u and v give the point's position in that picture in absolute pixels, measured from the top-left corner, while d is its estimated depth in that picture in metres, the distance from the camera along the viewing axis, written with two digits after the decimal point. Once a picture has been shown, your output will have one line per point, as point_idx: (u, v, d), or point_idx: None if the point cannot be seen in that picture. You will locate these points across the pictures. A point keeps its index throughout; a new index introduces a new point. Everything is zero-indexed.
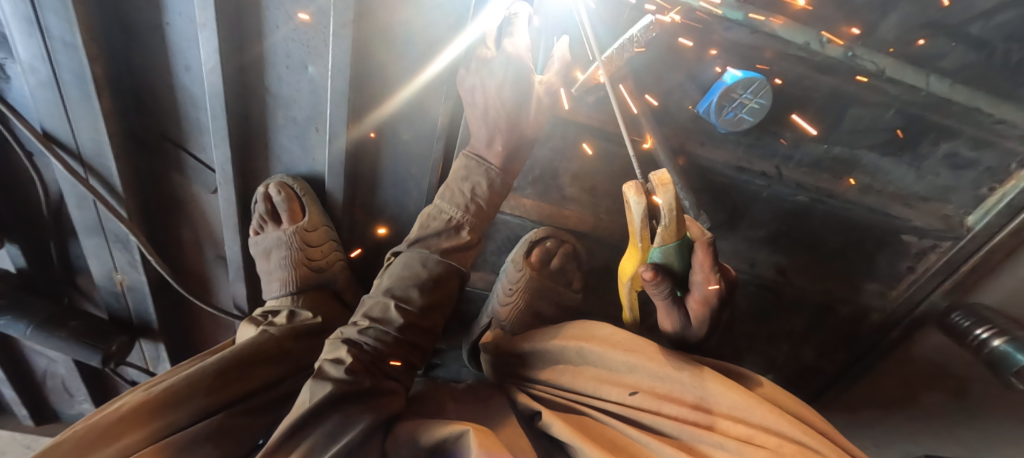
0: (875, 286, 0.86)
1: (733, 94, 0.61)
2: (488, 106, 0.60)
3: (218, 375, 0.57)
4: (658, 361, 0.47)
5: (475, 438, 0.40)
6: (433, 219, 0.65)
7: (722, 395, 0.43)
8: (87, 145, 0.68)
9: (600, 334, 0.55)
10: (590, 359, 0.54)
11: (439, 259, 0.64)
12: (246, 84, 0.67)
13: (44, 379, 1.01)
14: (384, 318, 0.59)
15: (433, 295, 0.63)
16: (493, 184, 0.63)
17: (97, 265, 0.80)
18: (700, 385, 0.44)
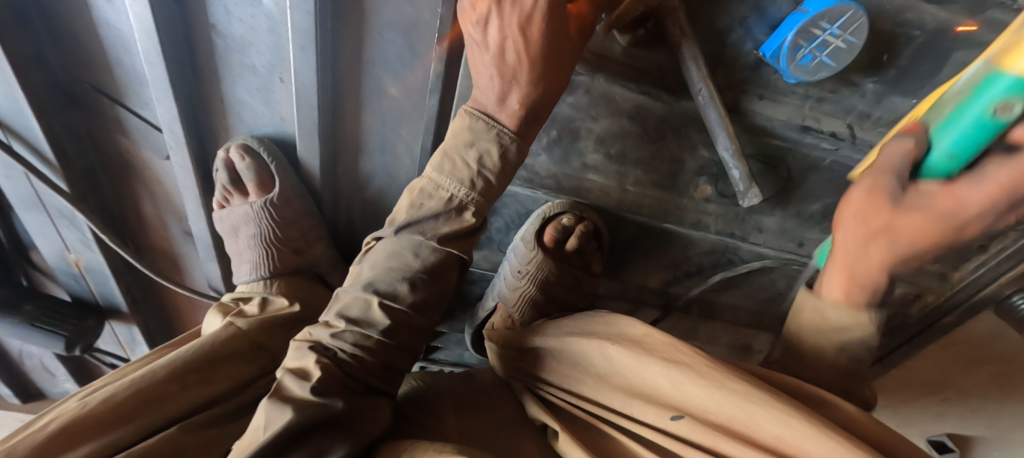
0: (938, 268, 0.76)
1: (814, 30, 0.46)
2: (505, 48, 0.45)
3: (171, 379, 0.47)
4: (712, 378, 0.33)
5: None
6: (429, 196, 0.52)
7: (817, 445, 0.27)
8: (0, 101, 0.55)
9: (630, 333, 0.41)
10: (616, 366, 0.40)
11: (437, 247, 0.51)
12: (190, 19, 0.53)
13: (20, 359, 0.95)
14: (365, 318, 0.48)
15: (427, 291, 0.51)
16: (506, 153, 0.50)
17: (45, 244, 0.69)
18: (780, 422, 0.29)
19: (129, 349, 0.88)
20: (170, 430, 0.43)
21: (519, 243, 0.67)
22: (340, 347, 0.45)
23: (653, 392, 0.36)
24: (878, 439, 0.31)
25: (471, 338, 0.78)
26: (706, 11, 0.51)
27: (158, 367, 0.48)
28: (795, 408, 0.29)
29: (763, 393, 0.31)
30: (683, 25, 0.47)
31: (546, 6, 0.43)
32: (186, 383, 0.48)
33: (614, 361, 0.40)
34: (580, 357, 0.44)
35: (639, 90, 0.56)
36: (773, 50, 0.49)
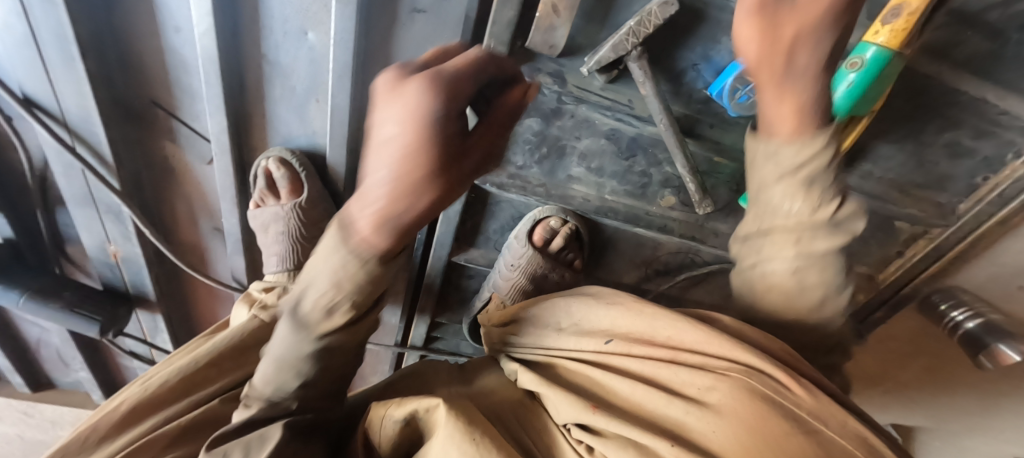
0: (865, 269, 0.91)
1: (747, 76, 0.60)
2: None
3: (208, 365, 0.60)
4: (634, 308, 0.57)
5: (443, 409, 0.45)
6: None
7: (686, 332, 0.50)
8: (73, 111, 0.64)
9: (590, 295, 0.64)
10: (574, 317, 0.63)
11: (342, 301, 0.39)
12: (243, 48, 0.64)
13: (37, 347, 1.00)
14: None
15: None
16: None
17: (87, 236, 0.77)
18: (667, 324, 0.52)
19: (148, 337, 0.95)
20: (212, 403, 0.56)
21: (512, 240, 0.79)
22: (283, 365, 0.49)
23: (598, 328, 0.59)
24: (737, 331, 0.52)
25: (468, 327, 0.89)
26: (665, 58, 0.64)
27: (199, 356, 0.61)
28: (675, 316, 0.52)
29: (663, 313, 0.54)
30: (646, 69, 0.60)
31: None
32: (222, 369, 0.61)
33: (575, 315, 0.63)
34: (553, 318, 0.66)
35: (614, 117, 0.68)
36: (718, 92, 0.63)
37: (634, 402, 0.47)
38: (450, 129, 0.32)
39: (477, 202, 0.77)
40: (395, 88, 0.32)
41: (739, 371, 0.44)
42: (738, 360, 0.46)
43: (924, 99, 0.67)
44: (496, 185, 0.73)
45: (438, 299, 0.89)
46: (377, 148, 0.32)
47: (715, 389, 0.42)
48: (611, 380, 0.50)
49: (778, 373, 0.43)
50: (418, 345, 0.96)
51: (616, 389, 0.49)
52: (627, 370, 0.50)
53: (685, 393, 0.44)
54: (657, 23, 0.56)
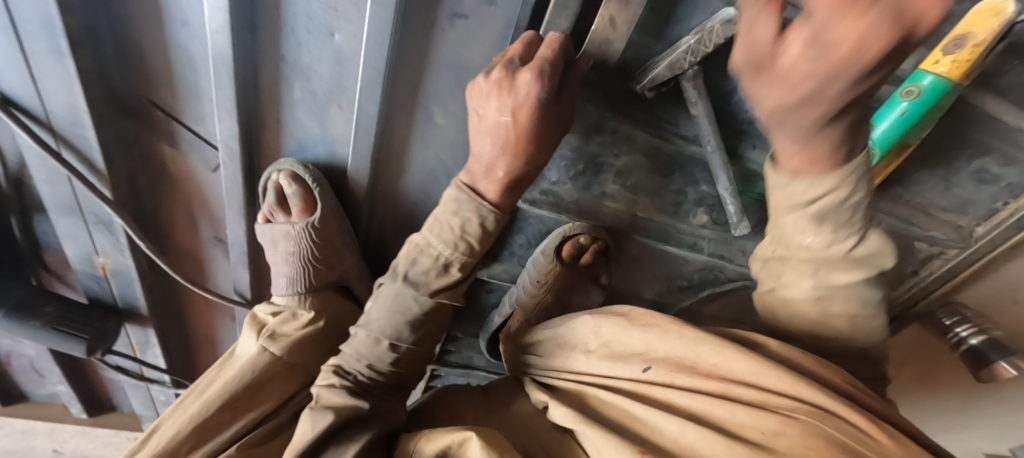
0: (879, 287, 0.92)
1: None
2: (497, 123, 0.52)
3: (222, 407, 0.60)
4: (674, 331, 0.53)
5: (478, 441, 0.43)
6: (422, 252, 0.62)
7: (736, 363, 0.47)
8: (60, 113, 0.56)
9: (619, 313, 0.61)
10: (604, 337, 0.60)
11: (429, 297, 0.63)
12: (258, 47, 0.57)
13: (9, 360, 0.91)
14: (375, 353, 0.62)
15: (426, 328, 0.65)
16: (485, 222, 0.60)
17: (72, 247, 0.70)
18: (715, 353, 0.49)
19: (137, 351, 0.88)
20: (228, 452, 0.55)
21: (539, 255, 0.76)
22: (358, 370, 0.61)
23: (632, 351, 0.56)
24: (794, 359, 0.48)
25: (487, 342, 0.87)
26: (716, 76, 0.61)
27: (209, 402, 0.60)
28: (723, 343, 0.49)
29: (706, 337, 0.50)
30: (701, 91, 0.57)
31: (538, 100, 0.50)
32: (236, 410, 0.60)
33: (604, 335, 0.61)
34: (581, 338, 0.64)
35: (658, 134, 0.65)
36: None
37: (685, 444, 0.44)
38: (540, 114, 0.51)
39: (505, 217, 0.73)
40: (496, 93, 0.51)
41: (806, 413, 0.41)
42: (799, 396, 0.43)
43: (963, 126, 0.67)
44: (529, 203, 0.71)
45: (455, 314, 0.86)
46: (486, 123, 0.53)
47: (782, 435, 0.40)
48: (655, 417, 0.48)
49: (845, 412, 0.42)
50: (432, 359, 0.92)
51: (663, 428, 0.47)
52: (673, 405, 0.48)
53: (746, 437, 0.42)
54: (717, 43, 0.51)
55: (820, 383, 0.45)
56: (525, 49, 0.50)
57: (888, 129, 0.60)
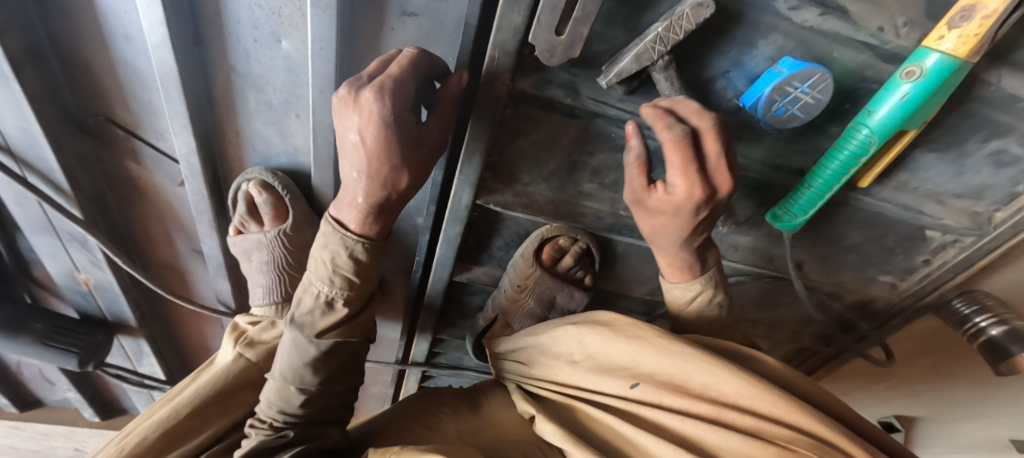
0: (886, 278, 0.86)
1: (787, 87, 0.54)
2: (347, 140, 0.47)
3: (193, 413, 0.56)
4: (663, 345, 0.51)
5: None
6: (305, 292, 0.58)
7: (729, 384, 0.45)
8: (14, 135, 0.56)
9: (602, 321, 0.58)
10: (589, 349, 0.57)
11: (318, 337, 0.56)
12: (206, 58, 0.55)
13: (19, 369, 0.93)
14: (284, 402, 0.56)
15: (329, 368, 0.59)
16: (354, 253, 0.55)
17: (54, 264, 0.71)
18: (708, 372, 0.46)
19: (134, 361, 0.90)
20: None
21: (517, 259, 0.73)
22: (273, 418, 0.56)
23: (620, 365, 0.53)
24: (780, 378, 0.48)
25: (472, 346, 0.85)
26: (693, 65, 0.56)
27: (179, 406, 0.57)
28: (715, 361, 0.47)
29: (697, 355, 0.48)
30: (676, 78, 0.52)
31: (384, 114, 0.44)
32: (206, 416, 0.57)
33: (590, 346, 0.58)
34: (565, 347, 0.61)
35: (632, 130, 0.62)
36: (751, 103, 0.56)
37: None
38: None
39: (481, 220, 0.71)
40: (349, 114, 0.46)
41: (803, 445, 0.39)
42: (792, 424, 0.42)
43: (975, 107, 0.60)
44: (501, 206, 0.67)
45: (439, 317, 0.84)
46: (343, 148, 0.48)
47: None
48: (644, 439, 0.45)
49: (840, 443, 0.40)
50: (420, 362, 0.92)
51: (653, 452, 0.44)
52: (662, 427, 0.45)
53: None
54: (688, 29, 0.47)
55: (810, 407, 0.43)
56: (376, 65, 0.46)
57: (889, 116, 0.54)
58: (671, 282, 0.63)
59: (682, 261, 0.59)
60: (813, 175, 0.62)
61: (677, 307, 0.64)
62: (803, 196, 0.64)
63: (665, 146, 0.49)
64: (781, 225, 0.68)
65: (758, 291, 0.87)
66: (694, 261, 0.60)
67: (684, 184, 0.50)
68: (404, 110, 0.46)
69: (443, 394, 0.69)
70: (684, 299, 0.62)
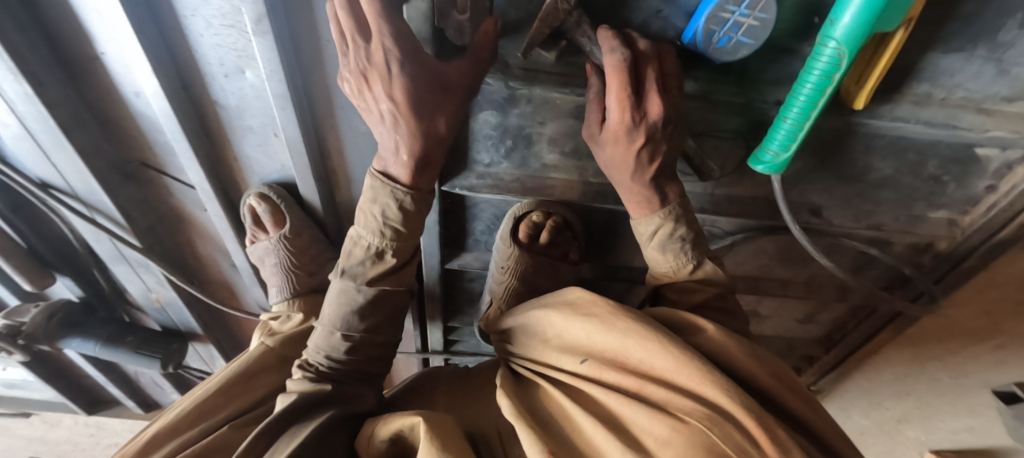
0: (942, 214, 0.72)
1: (724, 13, 0.48)
2: (384, 112, 0.51)
3: (224, 390, 0.63)
4: (611, 321, 0.48)
5: (425, 429, 0.45)
6: (356, 244, 0.64)
7: (660, 358, 0.43)
8: (80, 186, 0.72)
9: (568, 300, 0.56)
10: (556, 328, 0.55)
11: (369, 285, 0.64)
12: (195, 98, 0.65)
13: (137, 377, 1.17)
14: (332, 347, 0.64)
15: (373, 317, 0.65)
16: (403, 204, 0.59)
17: (133, 287, 0.88)
18: (643, 347, 0.45)
19: (211, 364, 1.08)
20: (223, 429, 0.57)
21: (498, 241, 0.74)
22: (320, 361, 0.64)
23: (577, 343, 0.51)
24: (722, 350, 0.45)
25: (478, 330, 0.88)
26: (618, 11, 0.53)
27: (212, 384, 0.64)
28: (653, 336, 0.45)
29: (637, 330, 0.46)
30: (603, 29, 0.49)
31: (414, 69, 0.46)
32: (234, 394, 0.64)
33: (555, 323, 0.56)
34: (537, 326, 0.59)
35: (574, 92, 0.59)
36: (690, 37, 0.51)
37: (593, 444, 0.41)
38: (413, 92, 0.49)
39: (454, 206, 0.73)
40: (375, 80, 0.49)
41: (700, 417, 0.38)
42: (705, 398, 0.40)
43: None
44: (467, 189, 0.69)
45: (444, 303, 0.89)
46: (374, 115, 0.52)
47: (671, 444, 0.37)
48: (573, 412, 0.44)
49: (742, 417, 0.39)
50: (439, 350, 0.98)
51: (581, 426, 0.43)
52: (595, 401, 0.44)
53: (643, 443, 0.39)
54: None
55: (732, 381, 0.41)
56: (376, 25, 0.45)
57: (854, 21, 0.44)
58: (635, 219, 0.59)
59: (640, 194, 0.57)
60: (788, 106, 0.54)
61: (644, 245, 0.59)
62: (783, 131, 0.55)
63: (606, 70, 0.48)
64: (765, 168, 0.60)
65: (775, 247, 0.79)
66: (653, 194, 0.56)
67: (617, 111, 0.50)
68: (415, 77, 0.49)
69: (441, 372, 0.72)
70: (648, 235, 0.58)
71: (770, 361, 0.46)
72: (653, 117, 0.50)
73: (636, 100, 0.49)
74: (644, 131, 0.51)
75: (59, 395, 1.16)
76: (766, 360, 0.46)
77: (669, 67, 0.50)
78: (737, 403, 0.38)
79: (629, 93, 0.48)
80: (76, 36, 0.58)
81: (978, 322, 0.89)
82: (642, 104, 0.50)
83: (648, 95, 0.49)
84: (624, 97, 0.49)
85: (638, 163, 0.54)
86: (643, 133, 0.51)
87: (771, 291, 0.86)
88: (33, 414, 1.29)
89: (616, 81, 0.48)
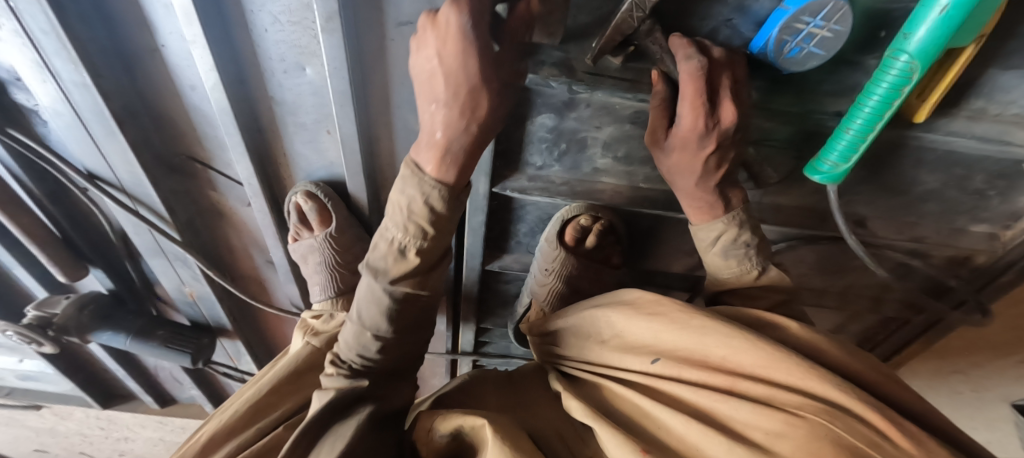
0: (982, 228, 0.73)
1: (797, 24, 0.48)
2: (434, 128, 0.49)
3: (272, 391, 0.62)
4: (682, 320, 0.50)
5: (492, 430, 0.46)
6: (381, 240, 0.57)
7: (745, 354, 0.44)
8: (125, 177, 0.71)
9: (628, 301, 0.57)
10: (616, 328, 0.57)
11: (391, 286, 0.56)
12: (250, 92, 0.65)
13: (157, 372, 1.16)
14: (363, 348, 0.59)
15: (403, 320, 0.59)
16: (431, 201, 0.52)
17: (166, 281, 0.87)
18: (724, 344, 0.45)
19: (236, 359, 1.08)
20: (279, 430, 0.56)
21: (543, 243, 0.75)
22: (352, 359, 0.60)
23: (644, 343, 0.52)
24: (805, 345, 0.46)
25: (514, 332, 0.88)
26: (687, 19, 0.54)
27: (262, 385, 0.63)
28: (734, 334, 0.45)
29: (715, 327, 0.47)
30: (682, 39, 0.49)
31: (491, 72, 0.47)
32: (283, 393, 0.63)
33: (616, 324, 0.57)
34: (594, 328, 0.60)
35: (635, 98, 0.59)
36: (761, 45, 0.52)
37: (692, 443, 0.41)
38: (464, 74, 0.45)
39: (501, 208, 0.74)
40: None
41: (814, 411, 0.38)
42: (807, 391, 0.40)
43: None
44: (517, 191, 0.69)
45: (480, 305, 0.89)
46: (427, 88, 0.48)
47: (787, 436, 0.37)
48: (661, 413, 0.45)
49: (853, 406, 0.39)
50: (469, 351, 0.98)
51: (671, 425, 0.44)
52: (680, 401, 0.45)
53: (750, 437, 0.39)
54: None
55: (830, 373, 0.42)
56: None
57: (930, 35, 0.45)
58: (694, 225, 0.60)
59: (702, 199, 0.57)
60: (851, 117, 0.54)
61: (703, 251, 0.60)
62: (844, 142, 0.56)
63: (680, 78, 0.49)
64: (821, 177, 0.60)
65: (814, 257, 0.79)
66: (716, 199, 0.57)
67: (690, 117, 0.50)
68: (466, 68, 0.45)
69: (488, 374, 0.70)
70: (709, 241, 0.58)
71: (862, 355, 0.46)
72: (727, 121, 0.50)
73: (710, 107, 0.50)
74: (716, 139, 0.51)
75: (77, 388, 1.14)
76: (858, 354, 0.46)
77: (739, 75, 0.51)
78: (846, 391, 0.39)
79: (702, 98, 0.48)
80: (138, 27, 0.57)
81: (1008, 337, 0.90)
82: (713, 110, 0.50)
83: (722, 102, 0.49)
84: (697, 101, 0.49)
85: (704, 168, 0.54)
86: (714, 141, 0.52)
87: (806, 300, 0.87)
88: (46, 407, 1.27)
89: (689, 87, 0.48)
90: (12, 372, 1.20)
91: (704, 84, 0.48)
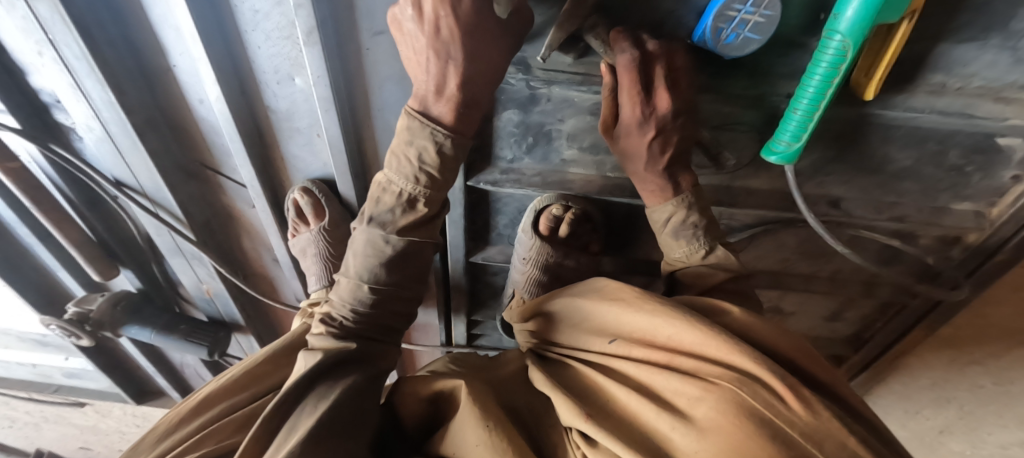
0: (968, 206, 0.71)
1: (730, 11, 0.51)
2: (443, 73, 0.56)
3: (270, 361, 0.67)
4: (637, 304, 0.52)
5: (466, 392, 0.49)
6: (386, 190, 0.66)
7: (685, 333, 0.46)
8: (147, 183, 0.80)
9: (597, 289, 0.60)
10: (584, 314, 0.59)
11: (396, 235, 0.66)
12: (251, 103, 0.72)
13: (183, 369, 1.25)
14: (358, 297, 0.68)
15: (396, 272, 0.69)
16: (441, 147, 0.60)
17: (185, 278, 0.96)
18: (670, 324, 0.47)
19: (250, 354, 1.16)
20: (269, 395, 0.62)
21: (521, 234, 0.79)
22: (344, 315, 0.67)
23: (605, 325, 0.55)
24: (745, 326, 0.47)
25: (501, 322, 0.92)
26: (633, 11, 0.57)
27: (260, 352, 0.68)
28: (678, 315, 0.47)
29: (663, 310, 0.49)
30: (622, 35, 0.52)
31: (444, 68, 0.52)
32: (279, 363, 0.68)
33: (585, 310, 0.59)
34: (567, 315, 0.62)
35: (591, 90, 0.63)
36: (700, 34, 0.54)
37: (631, 411, 0.44)
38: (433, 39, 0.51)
39: (480, 200, 0.78)
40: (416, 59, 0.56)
41: (730, 380, 0.40)
42: (733, 365, 0.42)
43: None
44: (490, 183, 0.73)
45: (469, 296, 0.93)
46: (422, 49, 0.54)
47: (703, 402, 0.39)
48: (608, 385, 0.47)
49: (768, 379, 0.40)
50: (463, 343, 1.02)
51: (614, 396, 0.46)
52: (626, 376, 0.47)
53: (675, 405, 0.41)
54: None
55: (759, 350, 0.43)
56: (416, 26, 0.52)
57: (857, 15, 0.46)
58: (650, 208, 0.63)
59: (654, 182, 0.61)
60: (798, 97, 0.55)
61: (658, 231, 0.63)
62: (794, 122, 0.57)
63: (619, 69, 0.53)
64: (777, 158, 0.62)
65: (795, 241, 0.80)
66: (666, 182, 0.61)
67: (629, 105, 0.54)
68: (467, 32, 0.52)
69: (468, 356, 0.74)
70: (663, 222, 0.62)
71: (798, 338, 0.46)
72: (663, 105, 0.54)
73: (646, 96, 0.54)
74: (655, 124, 0.56)
75: (113, 383, 1.25)
76: (793, 337, 0.46)
77: (678, 62, 0.54)
78: (764, 365, 0.40)
79: (638, 87, 0.53)
80: (155, 50, 0.66)
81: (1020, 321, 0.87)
82: (650, 98, 0.54)
83: (658, 91, 0.53)
84: (633, 88, 0.52)
85: (650, 152, 0.58)
86: (654, 126, 0.56)
87: (793, 286, 0.87)
88: (89, 403, 1.40)
89: (626, 76, 0.52)
90: (60, 370, 1.36)
91: (640, 75, 0.52)
